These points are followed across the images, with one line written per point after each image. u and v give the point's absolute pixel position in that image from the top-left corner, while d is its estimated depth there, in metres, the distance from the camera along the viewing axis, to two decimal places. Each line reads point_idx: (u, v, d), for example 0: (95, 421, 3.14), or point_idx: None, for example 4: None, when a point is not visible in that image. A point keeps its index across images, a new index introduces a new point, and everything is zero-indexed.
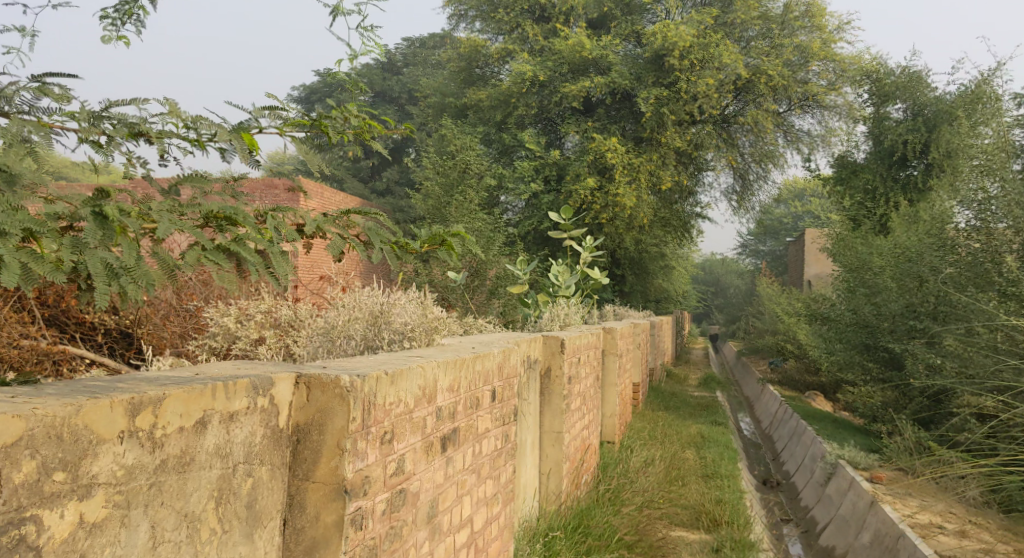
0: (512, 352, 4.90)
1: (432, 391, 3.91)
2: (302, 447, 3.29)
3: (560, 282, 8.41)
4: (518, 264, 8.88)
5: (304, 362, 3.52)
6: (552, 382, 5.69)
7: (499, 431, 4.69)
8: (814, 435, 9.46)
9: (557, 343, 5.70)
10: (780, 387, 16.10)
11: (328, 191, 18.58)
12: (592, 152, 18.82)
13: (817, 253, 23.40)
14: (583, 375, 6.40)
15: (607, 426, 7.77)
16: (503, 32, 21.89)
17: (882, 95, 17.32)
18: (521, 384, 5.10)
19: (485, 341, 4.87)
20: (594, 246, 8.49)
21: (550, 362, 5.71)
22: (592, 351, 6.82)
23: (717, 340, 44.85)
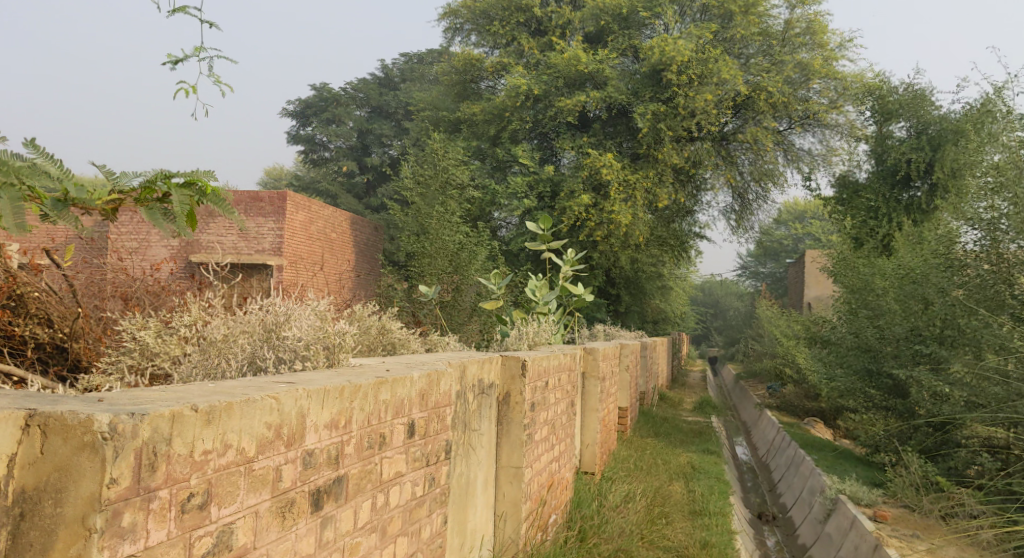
0: (447, 378, 4.32)
1: (295, 431, 3.21)
2: (26, 522, 2.58)
3: (538, 298, 7.85)
4: (494, 279, 8.31)
5: (77, 398, 2.83)
6: (511, 408, 5.18)
7: (419, 474, 4.06)
8: (812, 466, 8.89)
9: (517, 365, 5.19)
10: (778, 412, 15.51)
11: (316, 205, 18.06)
12: (587, 168, 18.31)
13: (817, 275, 22.84)
14: (553, 401, 5.86)
15: (587, 453, 7.25)
16: (499, 46, 21.44)
17: (885, 113, 16.73)
18: (458, 413, 4.49)
19: (420, 363, 4.31)
20: (576, 259, 7.92)
21: (507, 386, 5.20)
22: (566, 374, 6.27)
23: (716, 364, 44.20)
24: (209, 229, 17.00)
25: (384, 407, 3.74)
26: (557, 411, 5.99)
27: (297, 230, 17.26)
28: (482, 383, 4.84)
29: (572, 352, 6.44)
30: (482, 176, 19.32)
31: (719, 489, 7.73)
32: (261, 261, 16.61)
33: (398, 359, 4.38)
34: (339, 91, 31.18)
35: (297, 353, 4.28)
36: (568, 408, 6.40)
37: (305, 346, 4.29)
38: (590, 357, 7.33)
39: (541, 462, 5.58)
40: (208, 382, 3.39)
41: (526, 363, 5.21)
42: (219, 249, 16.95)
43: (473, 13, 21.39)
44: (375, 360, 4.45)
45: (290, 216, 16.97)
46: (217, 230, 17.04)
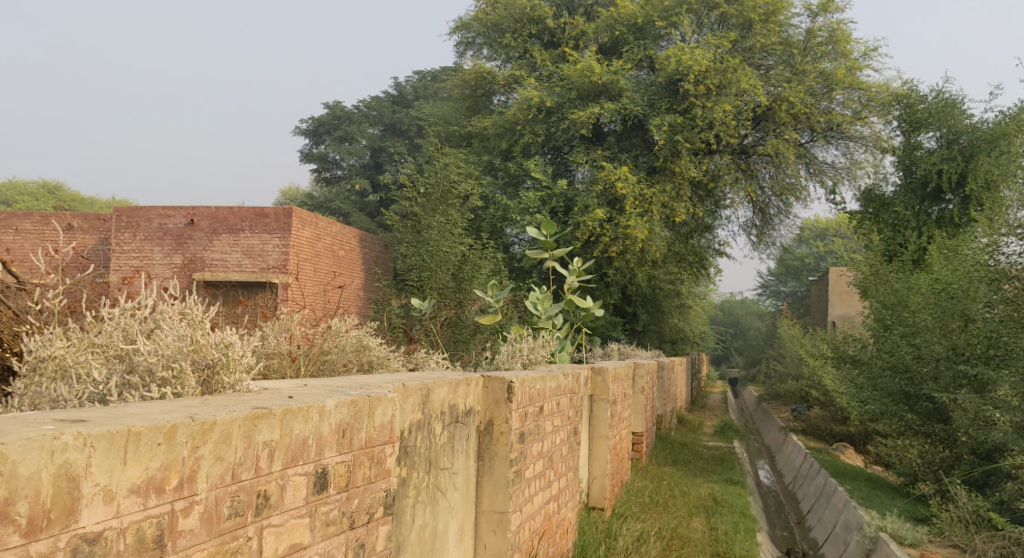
0: (388, 406, 3.68)
1: (55, 508, 2.52)
2: None
3: (541, 312, 7.18)
4: (493, 291, 7.62)
5: None
6: (495, 440, 4.55)
7: (336, 541, 3.36)
8: (845, 499, 8.18)
9: (502, 388, 4.56)
10: (803, 437, 14.70)
11: (323, 221, 17.53)
12: (601, 183, 17.65)
13: (843, 293, 22.01)
14: (550, 430, 5.19)
15: (596, 487, 6.59)
16: (511, 59, 20.84)
17: (913, 122, 16.02)
18: (411, 448, 3.85)
19: (355, 388, 3.66)
20: (585, 269, 7.27)
21: (487, 413, 4.57)
22: (567, 397, 5.60)
23: (739, 385, 43.24)
24: (213, 247, 16.45)
25: (263, 452, 3.07)
26: (555, 441, 5.34)
27: (303, 247, 16.71)
28: (449, 411, 4.20)
29: (574, 373, 5.76)
30: (494, 192, 18.73)
31: (740, 524, 7.01)
32: (266, 278, 16.06)
33: (347, 380, 3.81)
34: (352, 109, 30.82)
35: (155, 371, 3.70)
36: (572, 437, 5.73)
37: (167, 366, 3.70)
38: (599, 378, 6.65)
39: (535, 503, 4.92)
40: (13, 414, 2.86)
41: (512, 386, 4.58)
42: (224, 267, 16.41)
43: (484, 25, 20.85)
44: (325, 381, 3.88)
45: (295, 233, 16.41)
46: (221, 248, 16.50)
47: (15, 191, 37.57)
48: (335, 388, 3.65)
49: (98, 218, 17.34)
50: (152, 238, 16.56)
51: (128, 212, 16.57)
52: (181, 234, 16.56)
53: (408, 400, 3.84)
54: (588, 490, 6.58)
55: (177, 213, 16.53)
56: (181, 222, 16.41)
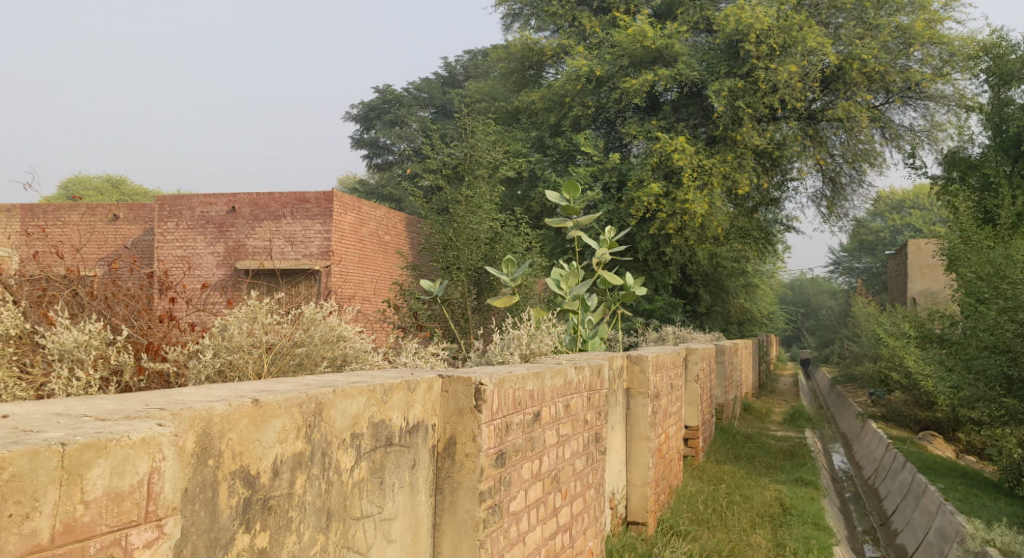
0: (143, 456, 2.39)
1: None
2: None
3: (565, 291, 6.36)
4: (507, 268, 6.66)
5: None
6: (458, 465, 3.67)
7: None
8: (939, 501, 7.07)
9: (470, 393, 3.70)
10: (883, 424, 13.43)
11: (367, 205, 16.77)
12: (656, 154, 16.53)
13: (923, 267, 20.44)
14: (553, 442, 4.40)
15: (636, 498, 5.75)
16: (559, 29, 19.75)
17: (1004, 75, 14.61)
18: (287, 500, 2.86)
19: (85, 425, 2.40)
20: (617, 241, 6.31)
21: (449, 429, 3.71)
22: (583, 395, 4.87)
23: (813, 367, 41.60)
24: (255, 233, 15.76)
25: None
26: (562, 455, 4.53)
27: (346, 232, 15.96)
28: (359, 434, 3.18)
29: (594, 366, 5.01)
30: (544, 170, 17.71)
31: (811, 538, 5.95)
32: (309, 265, 15.32)
33: (185, 392, 2.83)
34: (402, 92, 30.10)
35: None
36: (596, 444, 5.04)
37: None
38: (636, 369, 5.90)
39: (529, 542, 4.08)
40: None
41: (480, 390, 3.70)
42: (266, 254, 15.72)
43: None
44: (118, 400, 2.74)
45: (338, 217, 15.66)
46: (263, 234, 15.81)
47: (81, 187, 37.64)
48: (42, 426, 2.39)
49: (144, 207, 16.78)
50: (195, 227, 15.96)
51: (171, 200, 16.03)
52: (223, 221, 15.89)
53: (269, 427, 2.81)
54: (626, 502, 5.74)
55: (219, 199, 15.88)
56: (224, 209, 15.80)
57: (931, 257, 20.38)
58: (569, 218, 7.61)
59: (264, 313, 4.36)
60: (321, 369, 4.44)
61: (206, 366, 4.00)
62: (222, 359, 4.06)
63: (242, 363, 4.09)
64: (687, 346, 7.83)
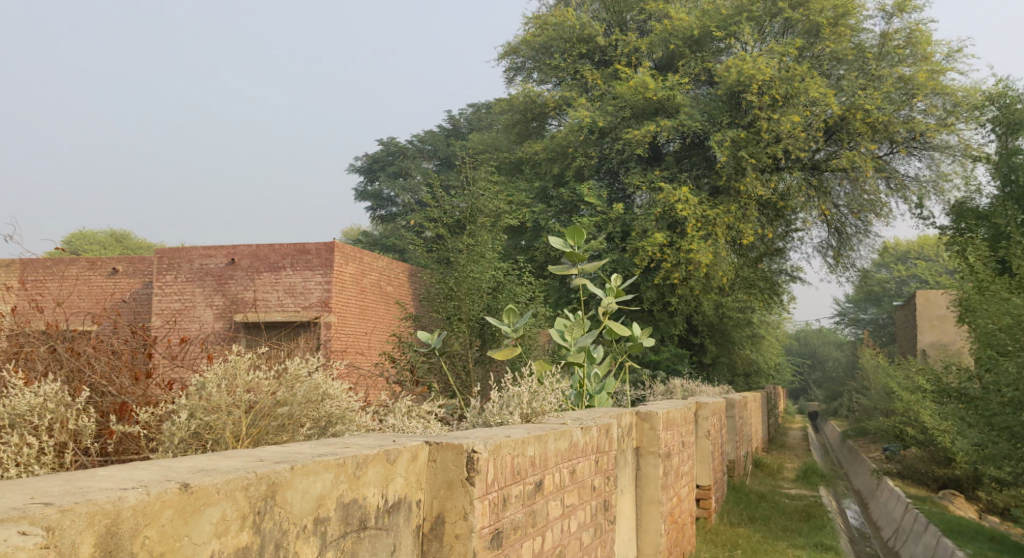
0: None
1: None
2: None
3: (570, 343, 6.08)
4: (507, 318, 6.41)
5: None
6: (447, 547, 3.37)
7: None
8: None
9: (462, 463, 3.39)
10: (900, 481, 13.01)
11: (368, 256, 16.57)
12: (660, 205, 16.35)
13: (933, 318, 20.09)
14: (557, 514, 4.09)
15: None
16: (561, 80, 19.73)
17: (1010, 125, 14.49)
18: None
19: None
20: (624, 290, 6.06)
21: (436, 505, 3.39)
22: (590, 458, 4.55)
23: (820, 419, 40.98)
24: (255, 286, 15.53)
25: None
26: (567, 528, 4.22)
27: (348, 284, 15.74)
28: (325, 519, 2.85)
29: (602, 426, 4.69)
30: (547, 220, 17.55)
31: None
32: (309, 318, 15.06)
33: (96, 476, 2.49)
34: (405, 144, 30.14)
35: None
36: (604, 512, 4.73)
37: None
38: (646, 427, 5.59)
39: None
40: None
41: (472, 459, 3.41)
42: (265, 308, 15.47)
43: (533, 48, 19.83)
44: (17, 485, 2.43)
45: (339, 269, 15.43)
46: (262, 287, 15.57)
47: (84, 241, 37.50)
48: None
49: (143, 260, 16.54)
50: (193, 279, 15.71)
51: (170, 252, 15.81)
52: (222, 273, 15.65)
53: (193, 520, 2.48)
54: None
55: (219, 251, 15.67)
56: (223, 261, 15.59)
57: (941, 308, 20.07)
58: (573, 265, 7.34)
59: (245, 371, 4.09)
60: (304, 433, 4.16)
61: (181, 429, 3.72)
62: (197, 422, 3.78)
63: (219, 426, 3.81)
64: (698, 400, 7.50)
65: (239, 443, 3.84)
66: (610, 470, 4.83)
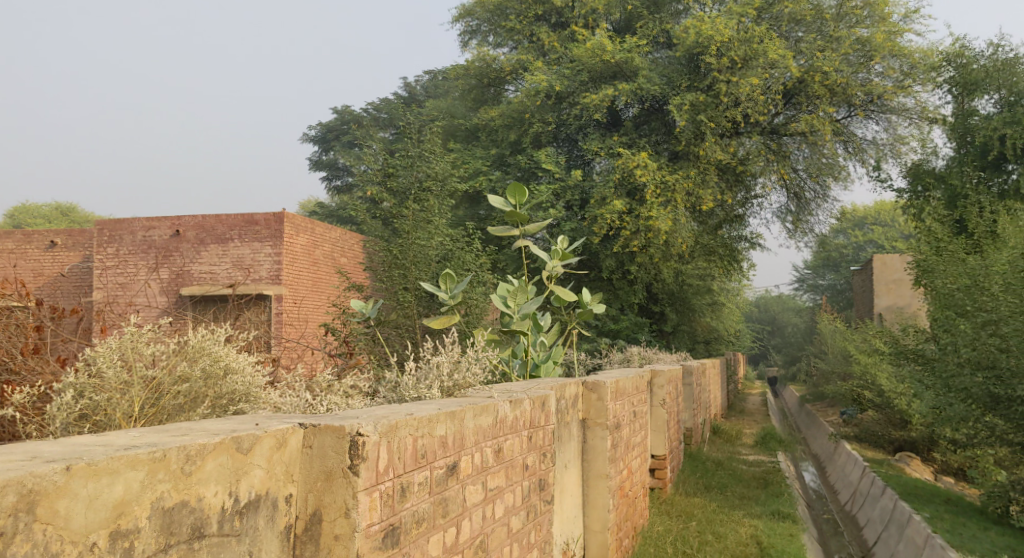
0: None
1: None
2: None
3: (513, 310, 5.86)
4: (446, 285, 6.13)
5: None
6: (326, 549, 3.22)
7: None
8: (927, 534, 6.86)
9: (346, 450, 3.24)
10: (856, 444, 13.00)
11: (320, 227, 16.10)
12: (618, 171, 16.02)
13: (889, 282, 20.12)
14: (476, 503, 3.94)
15: (594, 545, 5.41)
16: (517, 43, 19.25)
17: (966, 85, 14.37)
18: None
19: None
20: (570, 254, 5.82)
21: (314, 498, 3.26)
22: (521, 435, 4.39)
23: (779, 384, 41.27)
24: (201, 259, 14.97)
25: None
26: (491, 514, 4.07)
27: (299, 255, 15.27)
28: (133, 530, 2.73)
29: (535, 399, 4.54)
30: (505, 188, 17.15)
31: None
32: (259, 291, 14.55)
33: None
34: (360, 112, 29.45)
35: None
36: (540, 492, 4.62)
37: None
38: (593, 398, 5.50)
39: None
40: None
41: (355, 443, 3.26)
42: (213, 282, 14.90)
43: (488, 10, 19.31)
44: None
45: (290, 240, 14.95)
46: (209, 259, 14.99)
47: (28, 215, 36.17)
48: None
49: (84, 232, 15.84)
50: (136, 252, 15.12)
51: (111, 225, 15.20)
52: (167, 246, 15.11)
53: None
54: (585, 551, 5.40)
55: (163, 223, 15.11)
56: (168, 233, 15.04)
57: (897, 272, 20.10)
58: (515, 226, 7.01)
59: (143, 346, 3.95)
60: (202, 412, 3.99)
61: (65, 409, 3.62)
62: (84, 403, 3.71)
63: (108, 408, 3.75)
64: (653, 368, 7.31)
65: (131, 425, 3.77)
66: (546, 447, 4.70)
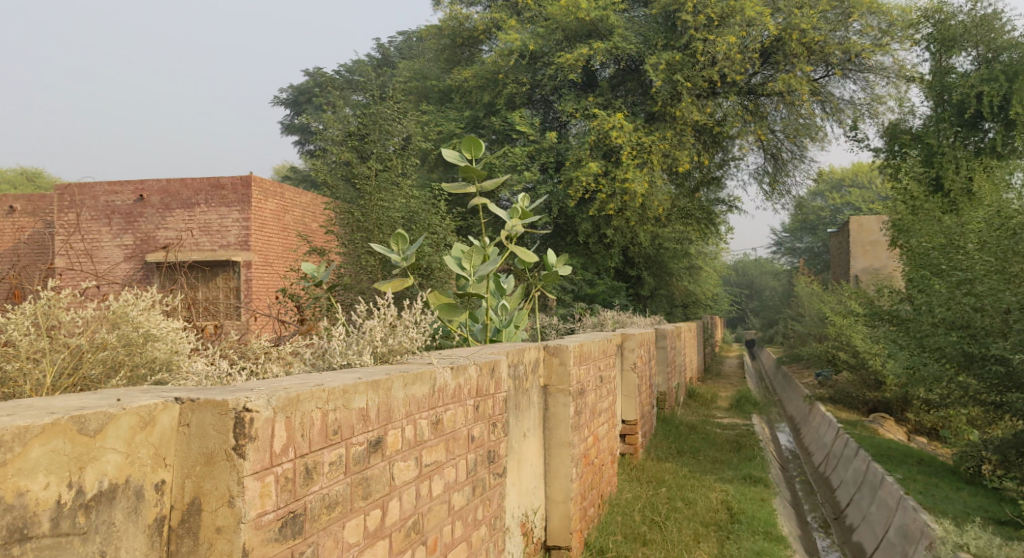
0: None
1: None
2: None
3: (469, 272, 5.67)
4: (398, 245, 5.91)
5: None
6: (207, 540, 2.99)
7: None
8: (899, 496, 6.75)
9: (225, 430, 3.00)
10: (831, 405, 12.94)
11: (289, 191, 15.74)
12: (593, 132, 15.72)
13: (866, 244, 20.04)
14: (405, 481, 3.72)
15: (557, 517, 5.25)
16: (491, 2, 18.82)
17: (945, 42, 14.17)
18: None
19: None
20: (530, 212, 5.71)
21: (192, 485, 3.03)
22: (466, 404, 4.23)
23: (757, 347, 41.49)
24: (166, 224, 14.58)
25: None
26: (429, 492, 3.88)
27: (268, 220, 14.90)
28: None
29: (482, 366, 4.37)
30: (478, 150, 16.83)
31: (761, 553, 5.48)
32: (226, 256, 14.19)
33: None
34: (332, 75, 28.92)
35: None
36: (487, 466, 4.44)
37: None
38: (555, 362, 5.35)
39: None
40: None
41: (238, 422, 3.01)
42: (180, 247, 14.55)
43: None
44: None
45: (258, 204, 14.57)
46: (175, 225, 14.61)
47: None
48: None
49: (44, 198, 15.41)
50: (99, 217, 14.78)
51: (73, 189, 14.78)
52: (131, 211, 14.71)
53: None
54: (547, 523, 5.25)
55: (126, 188, 14.70)
56: (131, 198, 14.64)
57: (874, 234, 20.02)
58: (472, 184, 6.76)
59: (62, 312, 3.86)
60: (115, 383, 3.84)
61: None
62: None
63: (18, 378, 3.60)
64: (623, 331, 7.15)
65: (42, 395, 3.61)
66: (495, 417, 4.52)
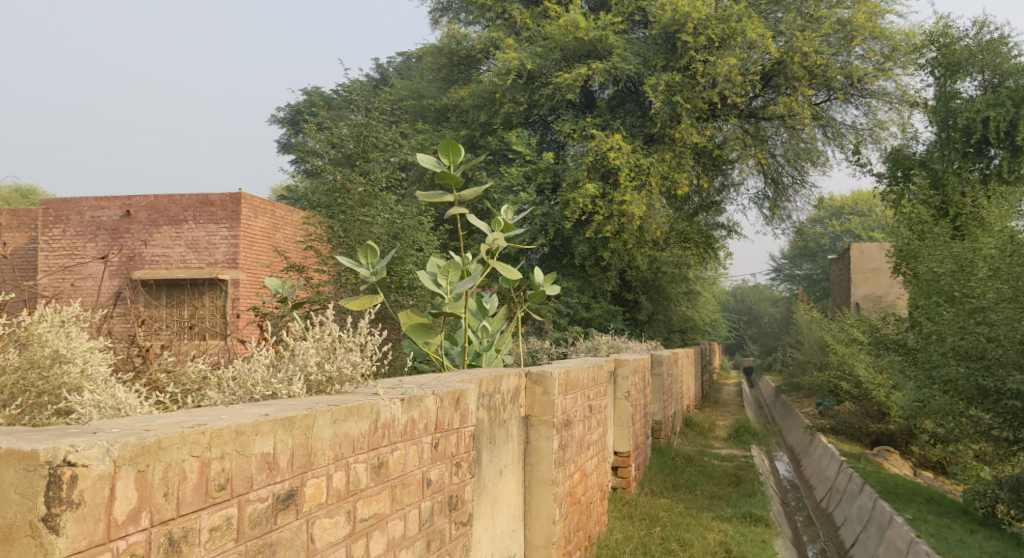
0: None
1: None
2: None
3: (446, 289, 5.32)
4: (368, 259, 5.56)
5: None
6: None
7: None
8: (909, 539, 6.36)
9: (21, 498, 2.82)
10: (832, 437, 12.51)
11: (279, 209, 15.40)
12: (591, 153, 15.39)
13: (867, 271, 19.67)
14: (336, 534, 3.56)
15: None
16: (489, 20, 18.54)
17: (949, 66, 13.88)
18: None
19: None
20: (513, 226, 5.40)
21: None
22: (422, 443, 4.02)
23: (755, 375, 40.98)
24: (152, 240, 14.21)
25: None
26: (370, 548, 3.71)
27: (257, 238, 14.52)
28: None
29: (443, 398, 4.15)
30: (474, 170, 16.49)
31: None
32: (212, 274, 13.79)
33: None
34: (329, 94, 28.61)
35: None
36: (450, 510, 4.19)
37: None
38: (538, 392, 5.03)
39: None
40: None
41: (51, 483, 2.84)
42: (166, 264, 14.16)
43: None
44: None
45: (247, 222, 14.17)
46: (161, 241, 14.24)
47: None
48: None
49: (27, 213, 15.05)
50: (84, 233, 14.37)
51: (57, 204, 14.41)
52: (116, 227, 14.35)
53: None
54: None
55: (111, 203, 14.34)
56: (117, 214, 14.29)
57: (875, 261, 19.66)
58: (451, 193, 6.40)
59: None
60: (11, 410, 3.86)
61: None
62: None
63: None
64: (616, 358, 6.79)
65: None
66: (460, 456, 4.29)
